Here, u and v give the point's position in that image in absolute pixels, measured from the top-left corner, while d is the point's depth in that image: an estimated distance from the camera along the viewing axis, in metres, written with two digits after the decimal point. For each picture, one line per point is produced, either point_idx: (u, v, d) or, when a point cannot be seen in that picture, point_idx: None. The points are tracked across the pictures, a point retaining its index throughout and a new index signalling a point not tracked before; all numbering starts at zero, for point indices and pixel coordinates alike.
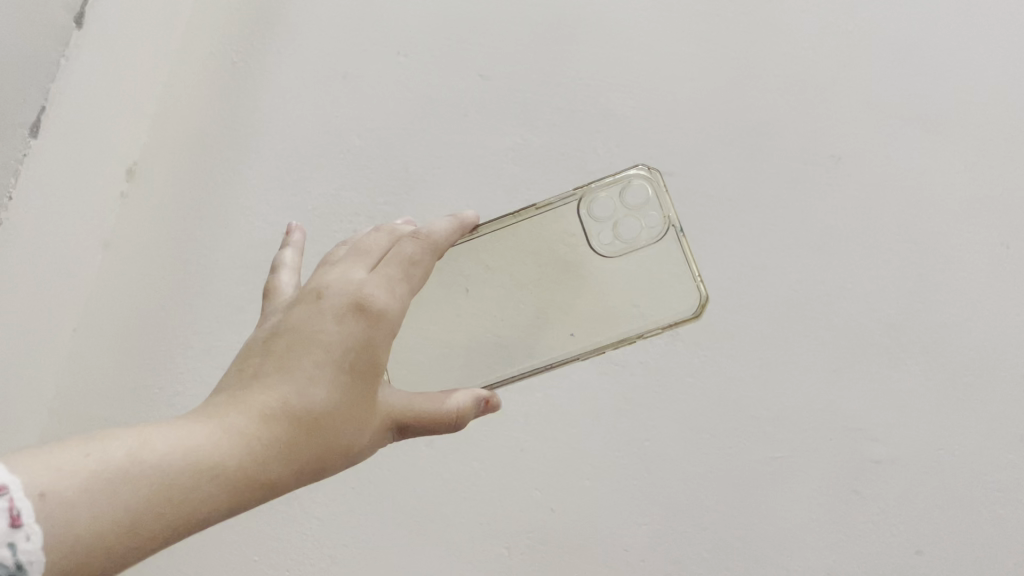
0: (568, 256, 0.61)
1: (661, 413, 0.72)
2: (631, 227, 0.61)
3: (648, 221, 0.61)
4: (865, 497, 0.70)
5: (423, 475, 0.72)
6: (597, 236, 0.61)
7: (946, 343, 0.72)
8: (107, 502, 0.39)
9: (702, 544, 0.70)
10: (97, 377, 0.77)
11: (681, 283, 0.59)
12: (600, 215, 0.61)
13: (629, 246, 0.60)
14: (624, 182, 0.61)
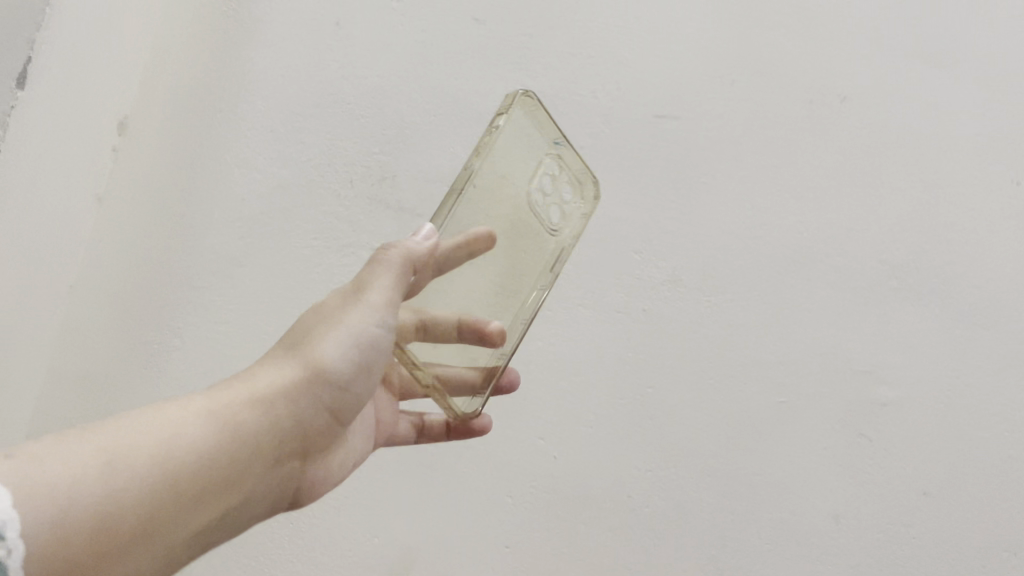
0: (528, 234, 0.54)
1: (664, 359, 0.71)
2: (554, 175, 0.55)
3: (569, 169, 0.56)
4: (872, 439, 0.69)
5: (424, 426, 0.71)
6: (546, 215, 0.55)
7: (952, 285, 0.71)
8: (80, 462, 0.37)
9: (707, 490, 0.69)
10: (93, 333, 0.76)
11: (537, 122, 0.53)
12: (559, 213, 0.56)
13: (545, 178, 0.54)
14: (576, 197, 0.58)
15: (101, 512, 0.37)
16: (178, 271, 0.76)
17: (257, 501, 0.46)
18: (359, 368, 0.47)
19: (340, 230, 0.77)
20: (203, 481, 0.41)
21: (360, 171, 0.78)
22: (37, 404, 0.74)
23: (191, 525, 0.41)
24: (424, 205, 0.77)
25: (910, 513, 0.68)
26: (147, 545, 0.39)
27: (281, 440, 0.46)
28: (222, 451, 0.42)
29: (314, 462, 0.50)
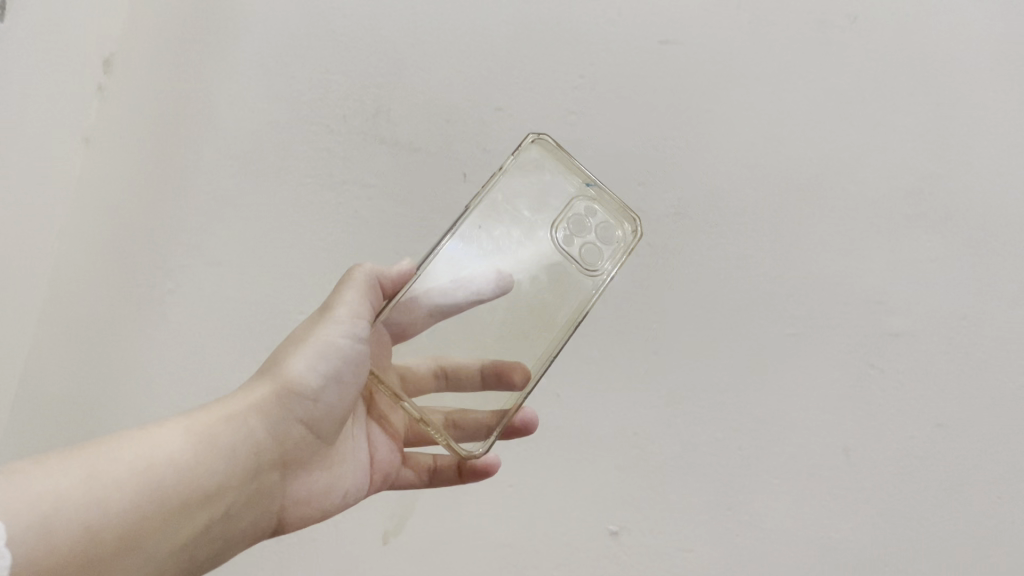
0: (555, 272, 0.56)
1: (669, 293, 0.70)
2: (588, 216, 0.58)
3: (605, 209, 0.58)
4: (884, 370, 0.67)
5: None
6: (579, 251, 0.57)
7: (968, 209, 0.69)
8: (66, 474, 0.38)
9: (713, 425, 0.68)
10: (85, 280, 0.73)
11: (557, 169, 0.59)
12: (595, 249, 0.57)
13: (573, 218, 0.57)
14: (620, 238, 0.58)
15: (89, 520, 0.38)
16: (169, 212, 0.74)
17: (243, 518, 0.46)
18: (331, 380, 0.50)
19: (335, 168, 0.75)
20: (187, 489, 0.42)
21: (354, 106, 0.76)
22: (34, 358, 0.71)
23: (180, 536, 0.42)
24: (420, 139, 0.76)
25: (922, 444, 0.66)
26: (137, 554, 0.39)
27: (261, 453, 0.47)
28: (201, 461, 0.43)
29: (299, 482, 0.51)
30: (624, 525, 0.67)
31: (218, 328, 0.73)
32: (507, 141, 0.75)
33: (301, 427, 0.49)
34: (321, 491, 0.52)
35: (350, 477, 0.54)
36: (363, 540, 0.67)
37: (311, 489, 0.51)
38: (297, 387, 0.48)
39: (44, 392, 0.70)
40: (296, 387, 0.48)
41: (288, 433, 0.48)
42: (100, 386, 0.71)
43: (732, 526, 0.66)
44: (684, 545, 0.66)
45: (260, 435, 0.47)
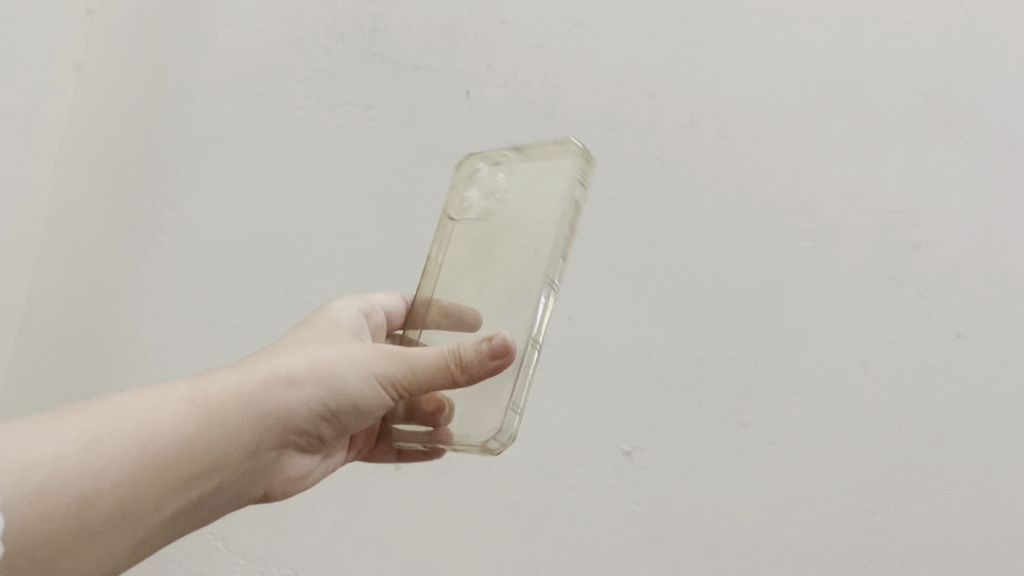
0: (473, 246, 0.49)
1: (682, 209, 0.68)
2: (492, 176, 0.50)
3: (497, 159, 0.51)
4: (903, 282, 0.65)
5: None
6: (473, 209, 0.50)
7: (992, 113, 0.67)
8: (63, 442, 0.38)
9: (728, 343, 0.66)
10: (80, 212, 0.72)
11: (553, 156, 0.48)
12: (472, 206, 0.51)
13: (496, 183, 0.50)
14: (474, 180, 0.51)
15: (78, 491, 0.38)
16: (163, 137, 0.73)
17: (232, 490, 0.45)
18: (349, 409, 0.45)
19: (333, 89, 0.72)
20: (181, 469, 0.41)
21: (352, 24, 0.73)
22: (31, 290, 0.71)
23: (165, 512, 0.41)
24: (420, 57, 0.72)
25: (943, 354, 0.65)
26: (123, 527, 0.39)
27: (265, 437, 0.44)
28: (202, 442, 0.41)
29: (290, 463, 0.48)
30: (640, 446, 0.66)
31: (219, 258, 0.71)
32: (510, 56, 0.71)
33: (308, 424, 0.45)
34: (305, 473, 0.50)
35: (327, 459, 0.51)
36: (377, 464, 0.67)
37: (299, 471, 0.49)
38: (310, 396, 0.44)
39: (42, 326, 0.70)
40: (309, 397, 0.44)
41: (295, 425, 0.44)
42: (89, 316, 0.70)
43: (750, 444, 0.65)
44: (702, 464, 0.65)
45: (269, 423, 0.44)
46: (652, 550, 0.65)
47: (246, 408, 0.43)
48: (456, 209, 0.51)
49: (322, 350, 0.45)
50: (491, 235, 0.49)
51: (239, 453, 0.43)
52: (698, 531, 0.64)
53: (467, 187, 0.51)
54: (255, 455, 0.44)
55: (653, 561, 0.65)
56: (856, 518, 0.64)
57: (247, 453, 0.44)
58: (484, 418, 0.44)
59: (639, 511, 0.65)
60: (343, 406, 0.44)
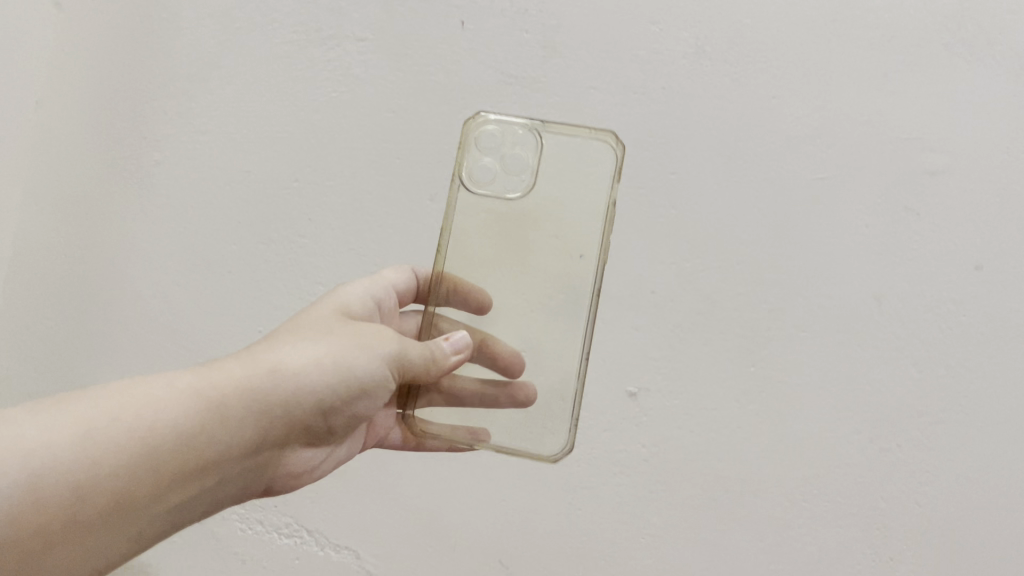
0: (486, 221, 0.50)
1: (687, 139, 0.65)
2: (513, 156, 0.50)
3: (514, 137, 0.50)
4: (920, 213, 0.63)
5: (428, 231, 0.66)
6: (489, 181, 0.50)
7: (1013, 34, 0.64)
8: (69, 426, 0.35)
9: (737, 280, 0.63)
10: (67, 151, 0.69)
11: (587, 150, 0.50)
12: (486, 176, 0.50)
13: (521, 167, 0.50)
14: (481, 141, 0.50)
15: (77, 478, 0.35)
16: (158, 74, 0.70)
17: (239, 484, 0.42)
18: (357, 393, 0.43)
19: (324, 21, 0.70)
20: (188, 458, 0.38)
21: None
22: (26, 237, 0.68)
23: (168, 502, 0.38)
24: None
25: (961, 286, 0.62)
26: (118, 516, 0.36)
27: (276, 428, 0.41)
28: (210, 432, 0.38)
29: (302, 451, 0.45)
30: (644, 387, 0.62)
31: (211, 199, 0.68)
32: None
33: (317, 411, 0.43)
34: (320, 459, 0.47)
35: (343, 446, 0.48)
36: None
37: (312, 460, 0.46)
38: (322, 387, 0.42)
39: (35, 271, 0.68)
40: (321, 387, 0.42)
41: (303, 413, 0.42)
42: (83, 262, 0.68)
43: (759, 382, 0.61)
44: (708, 403, 0.61)
45: (282, 413, 0.41)
46: (656, 494, 0.60)
47: (257, 400, 0.40)
48: (469, 174, 0.50)
49: (331, 338, 0.43)
50: (521, 219, 0.50)
51: (249, 446, 0.40)
52: (704, 474, 0.60)
53: (483, 153, 0.50)
54: (265, 446, 0.42)
55: (657, 506, 0.60)
56: (872, 458, 0.59)
57: (256, 446, 0.41)
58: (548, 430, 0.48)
59: (644, 453, 0.61)
60: (353, 392, 0.43)
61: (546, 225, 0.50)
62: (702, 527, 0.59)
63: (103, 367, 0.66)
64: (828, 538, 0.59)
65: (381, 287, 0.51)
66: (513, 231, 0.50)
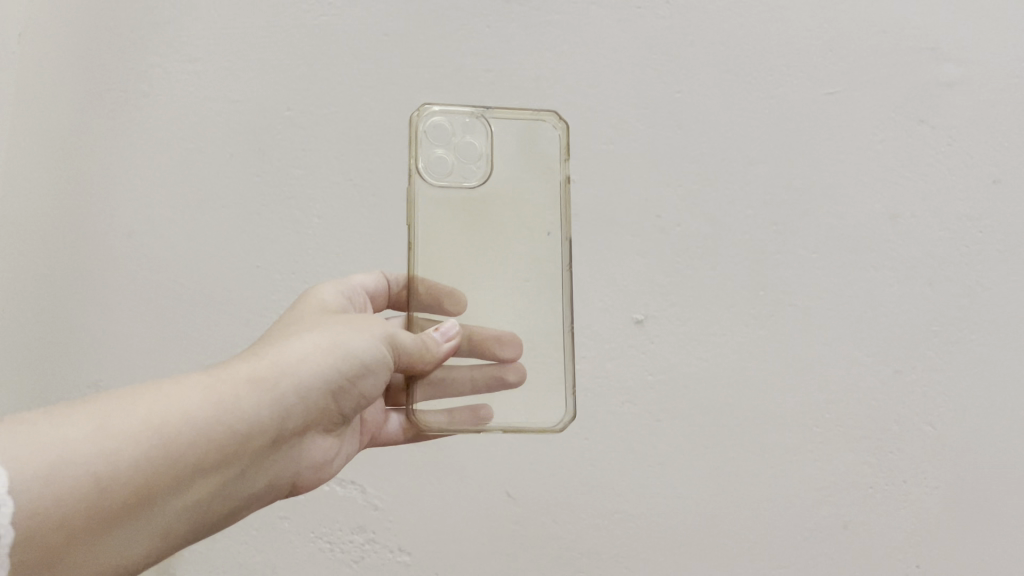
0: (451, 211, 0.46)
1: (694, 55, 0.62)
2: (465, 145, 0.47)
3: (461, 126, 0.48)
4: (935, 127, 0.60)
5: None
6: (446, 172, 0.47)
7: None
8: (82, 431, 0.31)
9: (748, 202, 0.60)
10: (50, 84, 0.65)
11: (533, 126, 0.48)
12: (442, 168, 0.47)
13: (474, 155, 0.47)
14: (427, 133, 0.47)
15: (98, 471, 0.31)
16: None
17: (258, 480, 0.38)
18: (360, 376, 0.41)
19: None
20: (208, 447, 0.34)
21: None
22: (8, 172, 0.64)
23: (191, 496, 0.34)
24: None
25: (977, 202, 0.60)
26: (142, 514, 0.32)
27: (289, 417, 0.38)
28: (227, 420, 0.35)
29: (310, 446, 0.42)
30: (651, 314, 0.59)
31: (203, 132, 0.65)
32: None
33: (324, 398, 0.40)
34: (329, 457, 0.44)
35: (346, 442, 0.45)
36: None
37: (321, 455, 0.43)
38: (328, 370, 0.39)
39: (18, 206, 0.64)
40: (327, 371, 0.39)
41: (314, 400, 0.39)
42: (68, 192, 0.63)
43: (769, 305, 0.59)
44: (718, 327, 0.59)
45: (295, 400, 0.38)
46: (663, 422, 0.58)
47: (270, 387, 0.37)
48: (426, 168, 0.46)
49: (325, 328, 0.41)
50: (482, 206, 0.47)
51: (265, 436, 0.37)
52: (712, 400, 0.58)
53: (434, 146, 0.47)
54: (280, 438, 0.38)
55: (663, 435, 0.58)
56: (884, 380, 0.58)
57: (271, 439, 0.38)
58: (544, 408, 0.45)
59: (650, 381, 0.58)
60: (355, 374, 0.40)
61: (508, 209, 0.47)
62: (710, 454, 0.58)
63: (91, 303, 0.62)
64: (840, 462, 0.57)
65: (349, 288, 0.49)
66: (477, 220, 0.47)
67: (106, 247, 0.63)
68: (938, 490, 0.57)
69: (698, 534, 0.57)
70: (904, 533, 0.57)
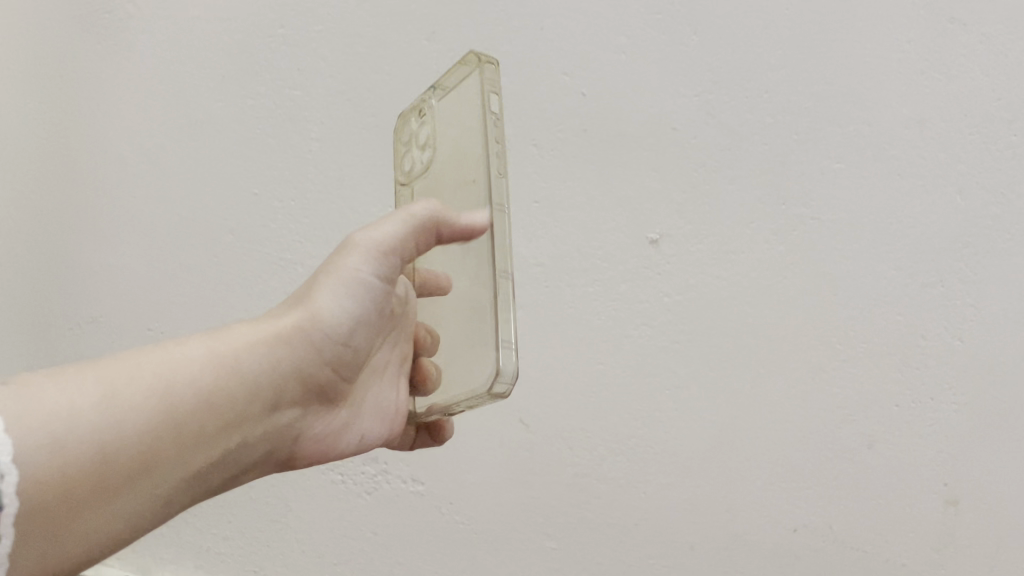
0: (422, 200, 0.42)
1: None
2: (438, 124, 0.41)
3: (437, 112, 0.41)
4: (968, 19, 0.53)
5: (421, 75, 0.59)
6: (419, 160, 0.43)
7: None
8: (84, 399, 0.30)
9: (766, 111, 0.55)
10: (63, 28, 0.66)
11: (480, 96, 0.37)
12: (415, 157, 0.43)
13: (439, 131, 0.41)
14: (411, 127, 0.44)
15: (102, 441, 0.29)
16: None
17: (263, 451, 0.36)
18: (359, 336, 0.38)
19: None
20: (208, 414, 0.33)
21: None
22: (26, 119, 0.66)
23: (191, 466, 0.32)
24: None
25: (1014, 103, 0.53)
26: (147, 485, 0.31)
27: (290, 384, 0.36)
28: (226, 387, 0.34)
29: (321, 418, 0.39)
30: (667, 232, 0.56)
31: (203, 68, 0.63)
32: None
33: (327, 367, 0.37)
34: (345, 431, 0.40)
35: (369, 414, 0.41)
36: None
37: (336, 428, 0.40)
38: (317, 330, 0.36)
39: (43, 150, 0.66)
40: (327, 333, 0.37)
41: (315, 368, 0.37)
42: (93, 139, 0.65)
43: (790, 219, 0.55)
44: (737, 245, 0.55)
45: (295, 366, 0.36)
46: (679, 344, 0.56)
47: (266, 351, 0.35)
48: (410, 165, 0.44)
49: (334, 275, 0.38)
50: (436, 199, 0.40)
51: (261, 405, 0.35)
52: (732, 320, 0.56)
53: (415, 137, 0.44)
54: (286, 402, 0.36)
55: (680, 358, 0.56)
56: (911, 295, 0.53)
57: (269, 405, 0.36)
58: (482, 357, 0.35)
59: (668, 302, 0.56)
60: (358, 326, 0.38)
61: (452, 164, 0.39)
62: (729, 377, 0.56)
63: (120, 248, 0.64)
64: (863, 382, 0.54)
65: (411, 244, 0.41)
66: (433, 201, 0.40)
67: (94, 180, 0.65)
68: (968, 409, 0.53)
69: (717, 457, 0.56)
70: (929, 453, 0.54)
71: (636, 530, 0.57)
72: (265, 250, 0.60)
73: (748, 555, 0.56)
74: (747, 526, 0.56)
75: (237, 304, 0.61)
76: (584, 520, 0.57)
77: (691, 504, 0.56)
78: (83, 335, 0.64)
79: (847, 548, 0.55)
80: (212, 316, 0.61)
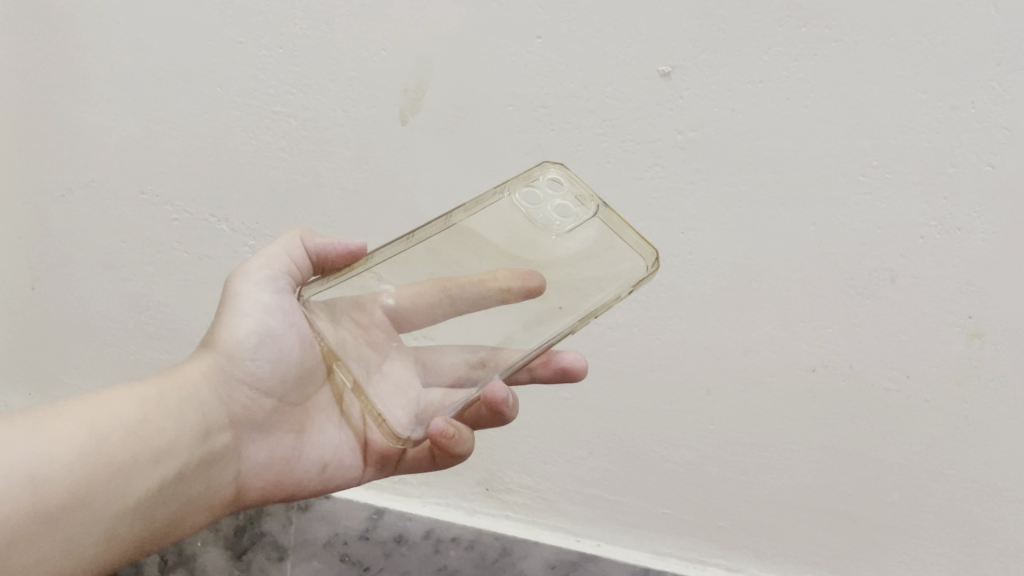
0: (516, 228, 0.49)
1: None
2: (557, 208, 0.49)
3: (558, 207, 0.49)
4: None
5: None
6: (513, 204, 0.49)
7: None
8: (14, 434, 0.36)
9: None
10: None
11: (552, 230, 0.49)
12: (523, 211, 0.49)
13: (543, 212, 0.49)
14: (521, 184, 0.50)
15: (31, 470, 0.35)
16: None
17: (203, 479, 0.42)
18: (269, 362, 0.44)
19: None
20: (137, 443, 0.39)
21: None
22: None
23: (136, 490, 0.38)
24: None
25: None
26: (88, 506, 0.36)
27: (208, 415, 0.43)
28: (155, 420, 0.40)
29: (251, 449, 0.45)
30: (680, 64, 0.52)
31: None
32: None
33: (255, 398, 0.44)
34: (293, 456, 0.45)
35: (327, 442, 0.46)
36: (381, 120, 0.57)
37: (270, 458, 0.45)
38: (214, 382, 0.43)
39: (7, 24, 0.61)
40: (230, 367, 0.43)
41: (235, 401, 0.44)
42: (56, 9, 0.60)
43: (810, 43, 0.50)
44: (753, 74, 0.51)
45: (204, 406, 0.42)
46: (693, 185, 0.54)
47: (188, 390, 0.42)
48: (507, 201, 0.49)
49: (220, 323, 0.45)
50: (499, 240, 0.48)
51: (194, 430, 0.42)
52: (747, 156, 0.53)
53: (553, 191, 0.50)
54: (209, 428, 0.42)
55: (695, 199, 0.54)
56: (939, 118, 0.50)
57: (199, 435, 0.42)
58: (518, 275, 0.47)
59: (680, 141, 0.53)
60: (260, 349, 0.44)
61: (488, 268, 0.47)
62: (749, 219, 0.54)
63: (114, 122, 0.61)
64: (888, 213, 0.52)
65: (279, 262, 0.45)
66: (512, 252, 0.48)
67: (51, 40, 0.60)
68: (996, 237, 0.50)
69: (733, 295, 0.55)
70: (954, 284, 0.52)
71: (653, 376, 0.59)
72: (262, 104, 0.59)
73: (763, 394, 0.57)
74: (763, 368, 0.57)
75: (241, 162, 0.60)
76: (597, 369, 0.60)
77: (709, 350, 0.57)
78: (77, 203, 0.64)
79: (865, 385, 0.55)
80: (218, 180, 0.61)
